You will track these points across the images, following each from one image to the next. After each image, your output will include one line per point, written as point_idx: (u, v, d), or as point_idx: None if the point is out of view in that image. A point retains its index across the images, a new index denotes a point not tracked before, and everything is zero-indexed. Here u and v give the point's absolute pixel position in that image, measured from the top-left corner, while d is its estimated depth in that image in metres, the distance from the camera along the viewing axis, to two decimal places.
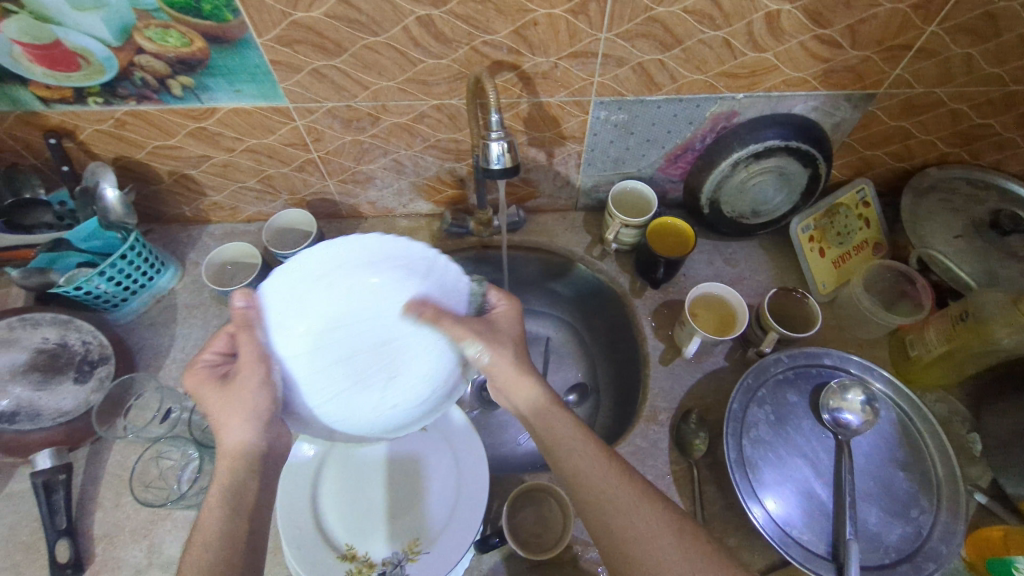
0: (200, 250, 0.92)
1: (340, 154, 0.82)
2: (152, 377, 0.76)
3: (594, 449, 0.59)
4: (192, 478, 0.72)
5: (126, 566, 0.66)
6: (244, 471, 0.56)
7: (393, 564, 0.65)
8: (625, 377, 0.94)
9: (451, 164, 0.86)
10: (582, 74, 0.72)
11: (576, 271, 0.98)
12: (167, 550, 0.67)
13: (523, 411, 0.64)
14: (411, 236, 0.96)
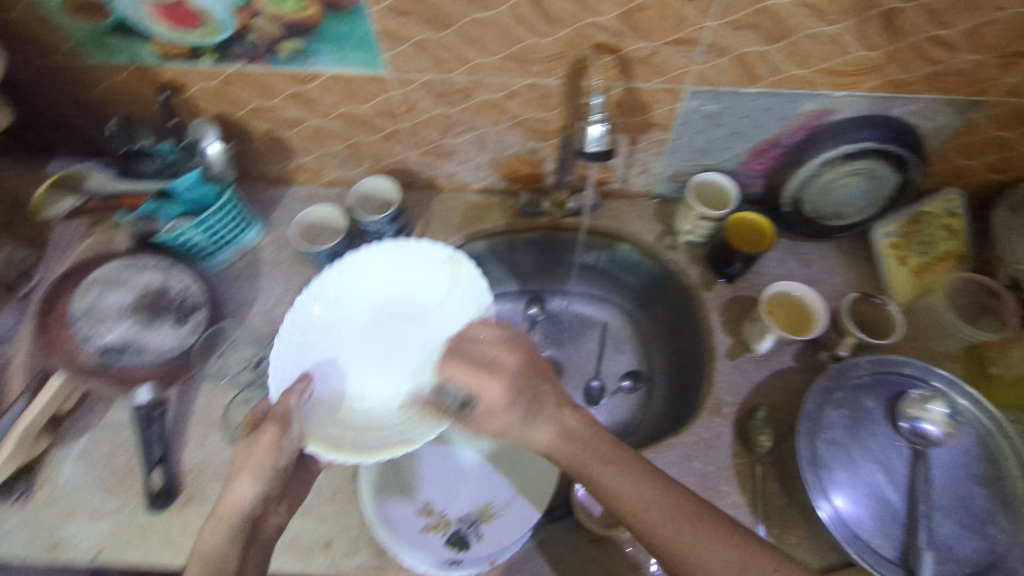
0: (283, 210, 0.96)
1: (428, 125, 0.84)
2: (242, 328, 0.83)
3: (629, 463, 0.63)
4: None
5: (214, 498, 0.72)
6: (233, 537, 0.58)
7: (468, 524, 0.73)
8: (683, 369, 0.95)
9: (533, 143, 0.87)
10: (682, 62, 0.71)
11: (643, 260, 0.99)
12: None
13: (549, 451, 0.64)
14: (484, 212, 0.98)
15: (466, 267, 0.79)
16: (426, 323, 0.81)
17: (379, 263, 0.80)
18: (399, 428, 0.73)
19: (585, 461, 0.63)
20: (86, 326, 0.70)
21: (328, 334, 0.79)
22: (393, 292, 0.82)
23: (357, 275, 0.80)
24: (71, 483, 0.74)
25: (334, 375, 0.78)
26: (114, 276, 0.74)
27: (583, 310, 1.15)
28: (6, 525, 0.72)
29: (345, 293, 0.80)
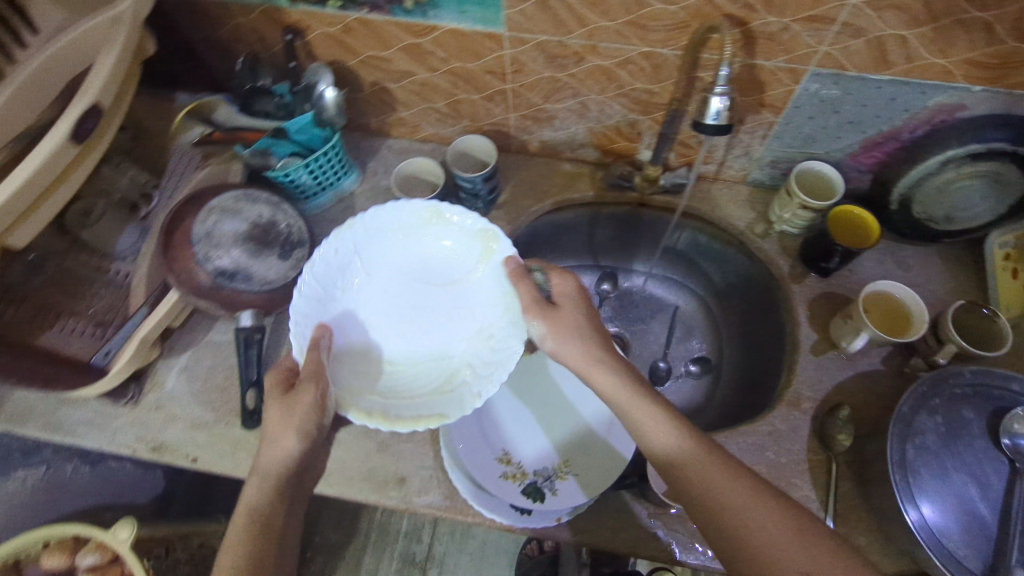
0: (379, 160, 1.00)
1: (533, 88, 0.84)
2: None
3: (732, 475, 0.59)
4: None
5: None
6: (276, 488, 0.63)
7: (545, 478, 0.75)
8: (755, 360, 0.94)
9: (635, 115, 0.86)
10: (811, 41, 0.68)
11: (726, 246, 0.97)
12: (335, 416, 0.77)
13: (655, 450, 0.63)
14: (572, 182, 0.98)
15: (497, 240, 0.76)
16: (449, 287, 0.79)
17: (398, 224, 0.78)
18: (430, 399, 0.72)
19: (692, 464, 0.60)
20: (205, 248, 0.75)
21: (348, 293, 0.77)
22: (413, 254, 0.79)
23: (378, 236, 0.78)
24: (174, 393, 0.81)
25: (354, 335, 0.76)
26: (229, 206, 0.77)
27: (656, 292, 1.15)
28: (118, 423, 0.79)
29: (365, 253, 0.77)
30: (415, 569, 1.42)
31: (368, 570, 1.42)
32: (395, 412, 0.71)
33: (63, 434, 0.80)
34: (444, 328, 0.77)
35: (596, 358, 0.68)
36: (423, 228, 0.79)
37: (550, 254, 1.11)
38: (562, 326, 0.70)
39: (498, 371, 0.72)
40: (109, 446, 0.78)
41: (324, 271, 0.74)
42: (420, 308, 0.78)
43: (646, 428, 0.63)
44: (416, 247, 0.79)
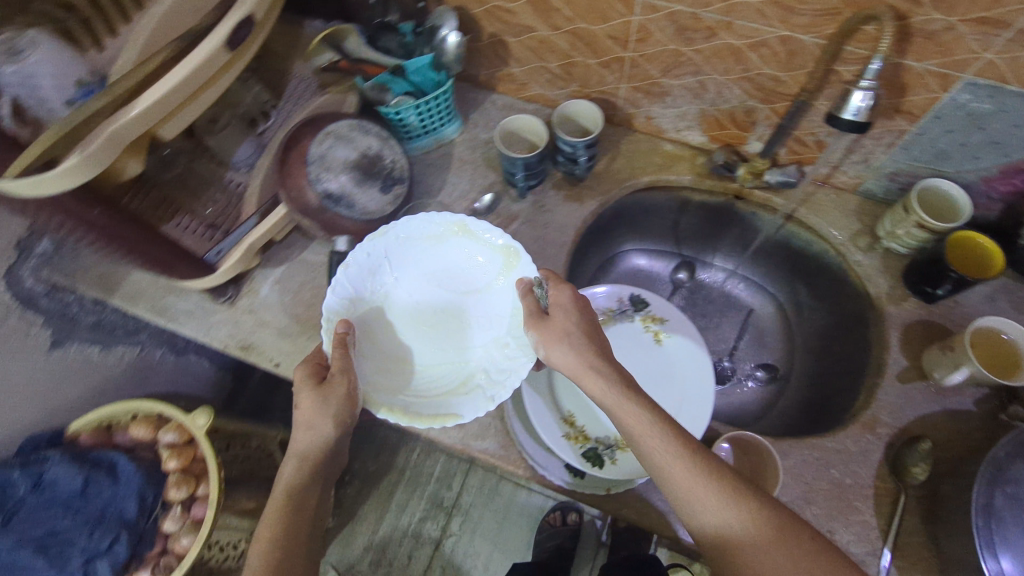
0: (481, 113, 1.01)
1: (652, 60, 0.82)
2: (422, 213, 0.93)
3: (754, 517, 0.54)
4: None
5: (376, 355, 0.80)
6: (306, 473, 0.69)
7: (606, 446, 0.74)
8: (828, 376, 0.91)
9: (754, 103, 0.82)
10: (975, 46, 0.62)
11: (820, 255, 0.93)
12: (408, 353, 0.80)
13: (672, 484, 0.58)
14: (671, 164, 0.96)
15: (518, 254, 0.78)
16: (472, 296, 0.81)
17: (429, 232, 0.81)
18: (445, 396, 0.75)
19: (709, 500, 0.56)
20: (317, 169, 0.78)
21: (377, 298, 0.80)
22: (442, 264, 0.82)
23: (410, 245, 0.81)
24: (267, 300, 0.87)
25: (381, 336, 0.79)
26: (344, 133, 0.80)
27: (733, 291, 1.11)
28: (215, 317, 0.86)
29: (397, 257, 0.81)
30: (441, 512, 1.48)
31: (399, 504, 1.50)
32: (414, 410, 0.74)
33: (167, 318, 0.87)
34: (465, 333, 0.80)
35: (586, 364, 0.64)
36: (452, 236, 0.82)
37: (631, 233, 1.09)
38: (551, 333, 0.66)
39: (510, 377, 0.74)
40: (205, 336, 0.86)
41: (356, 273, 0.78)
42: (444, 313, 0.81)
43: (704, 501, 0.56)
44: (443, 258, 0.82)
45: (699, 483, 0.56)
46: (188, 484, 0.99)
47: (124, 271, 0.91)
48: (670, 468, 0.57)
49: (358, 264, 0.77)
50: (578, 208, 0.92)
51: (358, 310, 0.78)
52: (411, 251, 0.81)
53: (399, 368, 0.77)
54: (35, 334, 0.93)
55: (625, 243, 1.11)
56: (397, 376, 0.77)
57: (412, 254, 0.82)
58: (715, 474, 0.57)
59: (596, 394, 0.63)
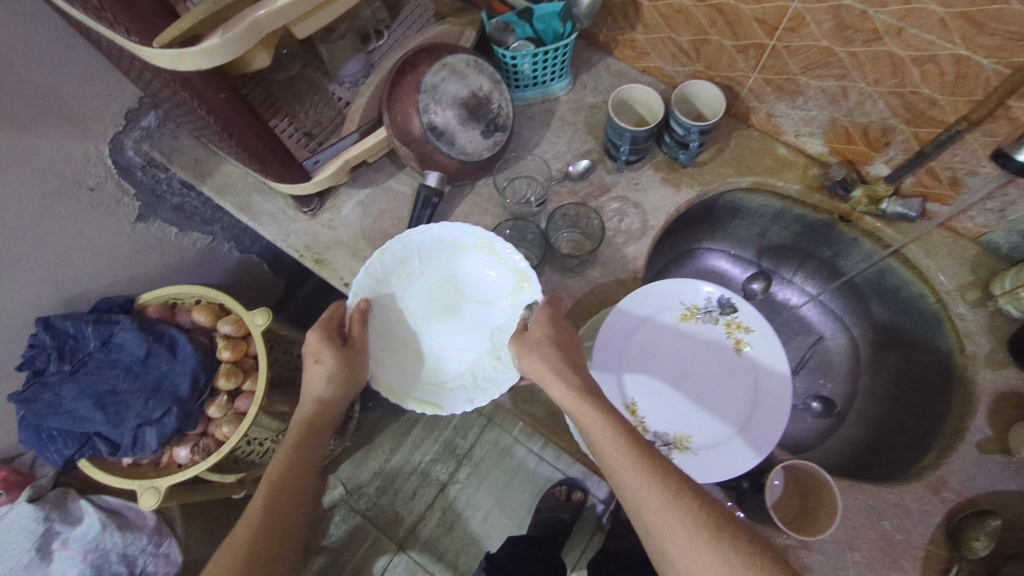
0: (592, 74, 0.96)
1: (797, 53, 0.75)
2: (512, 167, 0.90)
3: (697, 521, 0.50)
4: None
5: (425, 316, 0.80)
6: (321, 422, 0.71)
7: (663, 442, 0.64)
8: (893, 425, 0.87)
9: (895, 122, 0.75)
10: None
11: (916, 299, 0.87)
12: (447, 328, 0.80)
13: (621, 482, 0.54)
14: (781, 168, 0.89)
15: (529, 283, 0.75)
16: (484, 304, 0.80)
17: (457, 239, 0.78)
18: (434, 386, 0.77)
19: (653, 501, 0.51)
20: (427, 99, 0.76)
21: (401, 286, 0.80)
22: (465, 267, 0.80)
23: (440, 245, 0.79)
24: (347, 220, 0.87)
25: (396, 321, 0.79)
26: (460, 68, 0.78)
27: (808, 314, 1.06)
28: (294, 226, 0.87)
29: (427, 253, 0.79)
30: (452, 458, 1.51)
31: (414, 441, 1.53)
32: (411, 388, 0.76)
33: (249, 216, 0.89)
34: (468, 336, 0.79)
35: (554, 372, 0.61)
36: (477, 243, 0.78)
37: (715, 233, 1.06)
38: (524, 344, 0.65)
39: (494, 387, 0.75)
40: (283, 241, 0.87)
41: (388, 260, 0.78)
42: (456, 310, 0.81)
43: (656, 509, 0.51)
44: (468, 262, 0.80)
45: (651, 487, 0.52)
46: (236, 376, 1.03)
47: (217, 161, 0.92)
48: (620, 468, 0.54)
49: (391, 251, 0.77)
50: (672, 194, 0.88)
51: (383, 293, 0.78)
52: (438, 247, 0.79)
53: (402, 351, 0.79)
54: (126, 204, 0.97)
55: (706, 241, 1.07)
56: (399, 358, 0.78)
57: (439, 250, 0.80)
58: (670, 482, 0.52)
59: (556, 399, 0.60)
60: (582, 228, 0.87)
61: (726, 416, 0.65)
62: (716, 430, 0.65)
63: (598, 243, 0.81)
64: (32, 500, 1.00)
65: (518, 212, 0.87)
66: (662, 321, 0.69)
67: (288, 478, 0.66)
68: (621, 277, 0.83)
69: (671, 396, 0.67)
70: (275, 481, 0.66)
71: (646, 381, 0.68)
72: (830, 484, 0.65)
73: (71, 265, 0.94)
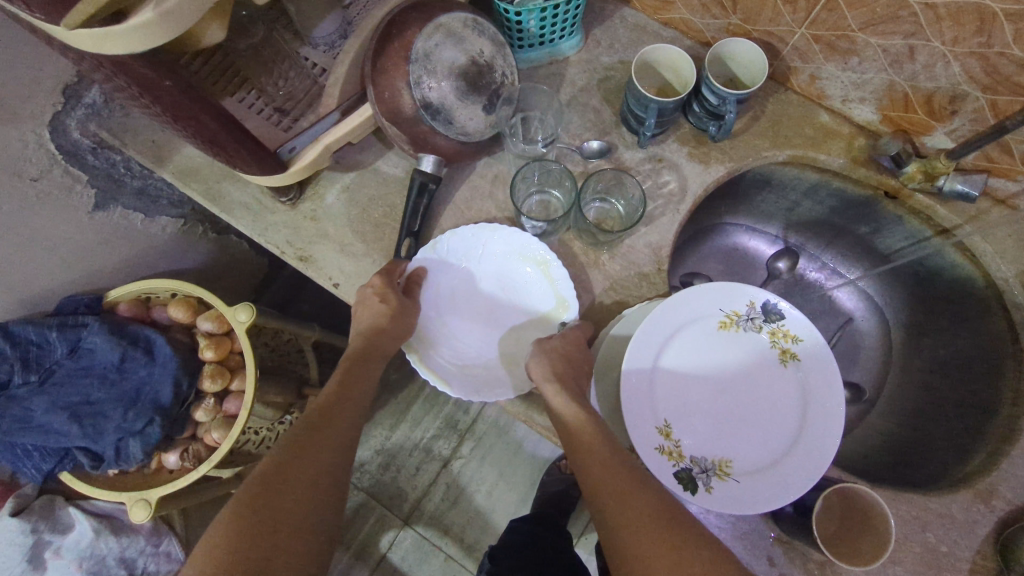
0: (606, 29, 0.83)
1: (859, 6, 0.63)
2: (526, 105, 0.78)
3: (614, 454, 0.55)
4: (533, 206, 0.77)
5: (461, 302, 0.73)
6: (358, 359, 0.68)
7: (701, 470, 0.57)
8: (934, 418, 0.81)
9: (969, 89, 0.65)
10: None
11: (962, 283, 0.79)
12: (481, 319, 0.73)
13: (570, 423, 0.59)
14: (823, 139, 0.79)
15: (567, 313, 0.69)
16: (527, 315, 0.72)
17: (523, 250, 0.71)
18: (446, 372, 0.70)
19: (585, 433, 0.57)
20: (419, 70, 0.65)
21: (454, 271, 0.73)
22: (516, 275, 0.72)
23: (504, 247, 0.72)
24: (333, 210, 0.77)
25: (442, 301, 0.74)
26: (456, 30, 0.66)
27: (838, 297, 0.98)
28: (273, 218, 0.77)
29: (492, 250, 0.72)
30: (454, 434, 1.46)
31: (413, 418, 1.47)
32: (432, 360, 0.71)
33: (221, 208, 0.78)
34: (499, 337, 0.72)
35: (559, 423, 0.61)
36: (538, 258, 0.70)
37: (740, 208, 0.95)
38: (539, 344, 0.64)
39: (501, 389, 0.69)
40: (261, 236, 0.77)
41: (455, 243, 0.72)
42: (496, 312, 0.73)
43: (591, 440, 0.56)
44: (524, 275, 0.72)
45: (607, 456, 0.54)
46: (222, 377, 0.96)
47: (179, 143, 0.81)
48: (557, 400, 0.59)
49: (458, 237, 0.72)
50: (700, 171, 0.78)
51: (442, 271, 0.73)
52: (503, 249, 0.72)
53: (433, 330, 0.73)
54: (79, 193, 0.86)
55: (732, 216, 0.97)
56: (434, 333, 0.73)
57: (502, 252, 0.72)
58: (642, 495, 0.52)
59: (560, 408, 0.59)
60: (616, 197, 0.77)
61: (770, 437, 0.58)
62: (760, 453, 0.58)
63: (635, 223, 0.70)
64: (16, 512, 0.94)
65: (527, 154, 0.77)
66: (699, 329, 0.60)
67: (328, 414, 0.61)
68: (644, 269, 0.73)
69: (708, 415, 0.60)
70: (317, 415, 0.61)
71: (680, 397, 0.60)
72: (888, 518, 0.57)
73: (24, 264, 0.83)
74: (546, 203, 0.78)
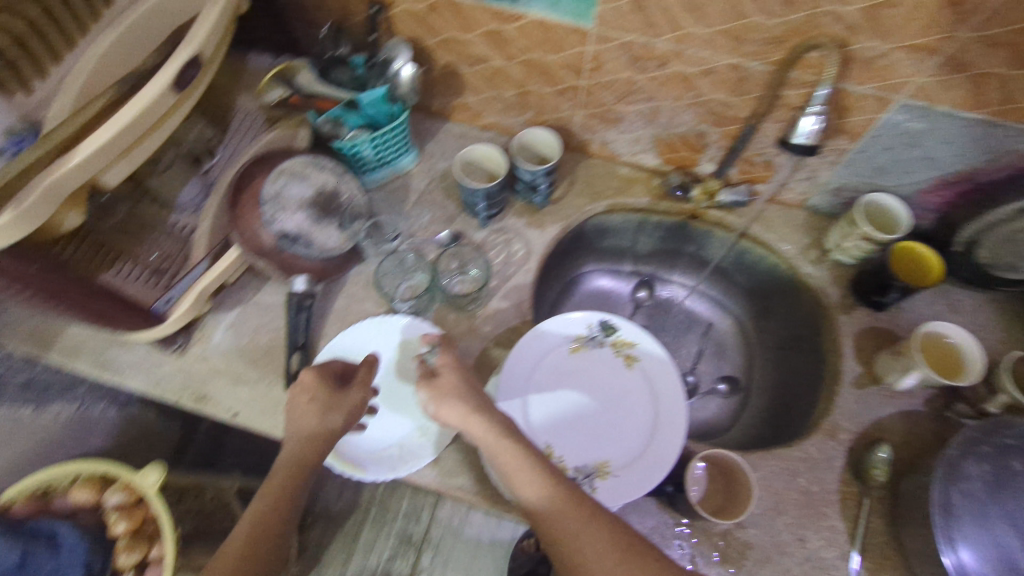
0: (436, 142, 1.00)
1: (608, 87, 0.83)
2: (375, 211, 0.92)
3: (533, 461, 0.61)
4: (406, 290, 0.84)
5: None
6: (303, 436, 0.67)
7: (585, 475, 0.66)
8: (789, 382, 0.94)
9: (706, 127, 0.85)
10: (907, 71, 0.66)
11: (770, 268, 0.97)
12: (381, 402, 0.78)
13: (489, 444, 0.62)
14: (629, 186, 0.97)
15: None
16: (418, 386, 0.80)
17: (406, 332, 0.81)
18: (361, 460, 0.74)
19: (505, 453, 0.61)
20: (271, 209, 0.75)
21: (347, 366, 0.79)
22: (402, 355, 0.81)
23: (387, 334, 0.81)
24: (221, 347, 0.82)
25: None
26: (298, 171, 0.78)
27: (694, 307, 1.13)
28: (164, 369, 0.81)
29: (379, 339, 0.81)
30: (410, 548, 1.37)
31: (365, 545, 1.37)
32: (347, 450, 0.75)
33: (111, 373, 0.82)
34: (400, 412, 0.78)
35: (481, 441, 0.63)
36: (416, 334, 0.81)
37: (592, 255, 1.10)
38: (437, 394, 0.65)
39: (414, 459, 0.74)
40: (155, 389, 0.80)
41: (345, 343, 0.80)
42: (390, 392, 0.79)
43: (512, 458, 0.61)
44: (408, 352, 0.81)
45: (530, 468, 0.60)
46: (139, 547, 0.91)
47: (61, 325, 0.85)
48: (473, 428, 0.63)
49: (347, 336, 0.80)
50: (539, 234, 0.92)
51: None
52: (386, 335, 0.81)
53: None
54: None
55: (586, 265, 1.12)
56: None
57: (387, 338, 0.81)
58: (587, 510, 0.59)
59: (482, 436, 0.62)
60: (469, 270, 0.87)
61: (634, 432, 0.68)
62: (630, 447, 0.68)
63: (485, 279, 0.85)
64: None
65: (386, 250, 0.87)
66: (555, 358, 0.72)
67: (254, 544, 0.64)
68: (513, 324, 0.84)
69: (582, 428, 0.70)
70: (247, 539, 0.64)
71: (554, 419, 0.70)
72: (744, 469, 0.69)
73: None
74: (415, 287, 0.85)
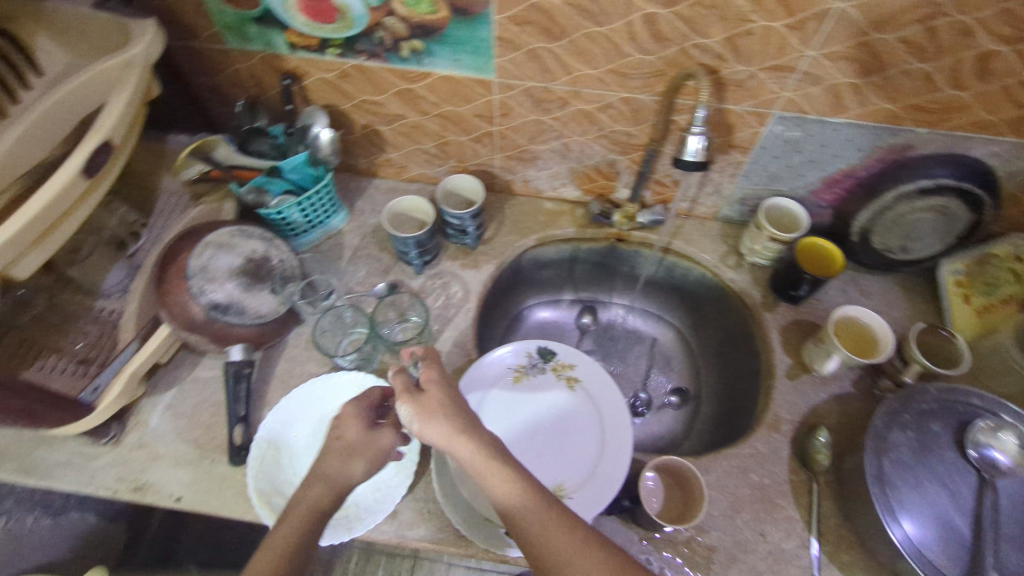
0: (366, 199, 1.03)
1: (519, 130, 0.89)
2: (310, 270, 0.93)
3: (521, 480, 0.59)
4: (348, 345, 0.86)
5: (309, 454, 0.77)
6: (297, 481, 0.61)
7: None
8: (733, 383, 0.98)
9: (615, 156, 0.91)
10: (775, 87, 0.74)
11: (698, 278, 1.02)
12: None
13: (477, 464, 0.59)
14: (555, 219, 1.02)
15: None
16: None
17: (349, 385, 0.81)
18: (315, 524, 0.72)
19: (490, 470, 0.59)
20: (199, 281, 0.75)
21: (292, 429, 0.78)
22: None
23: (330, 391, 0.80)
24: (159, 431, 0.79)
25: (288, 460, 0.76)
26: (225, 241, 0.79)
27: (636, 324, 1.17)
28: (97, 463, 0.77)
29: (322, 397, 0.80)
30: None
31: None
32: None
33: (37, 476, 0.76)
34: None
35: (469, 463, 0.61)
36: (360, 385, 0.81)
37: (532, 289, 1.13)
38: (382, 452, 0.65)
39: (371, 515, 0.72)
40: (89, 487, 0.76)
41: (287, 406, 0.79)
42: None
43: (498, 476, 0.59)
44: None
45: (515, 485, 0.58)
46: None
47: None
48: (458, 446, 0.60)
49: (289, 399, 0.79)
50: (475, 274, 0.95)
51: (281, 435, 0.77)
52: (329, 392, 0.80)
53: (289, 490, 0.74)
54: None
55: (529, 299, 1.15)
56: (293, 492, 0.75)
57: (330, 395, 0.80)
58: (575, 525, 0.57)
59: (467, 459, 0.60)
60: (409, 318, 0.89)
61: (584, 452, 0.71)
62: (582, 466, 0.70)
63: (427, 323, 0.87)
64: None
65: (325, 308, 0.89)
66: (500, 391, 0.75)
67: None
68: (458, 364, 0.85)
69: (534, 455, 0.72)
70: None
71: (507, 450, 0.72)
72: (694, 472, 0.71)
73: None
74: (356, 341, 0.87)
